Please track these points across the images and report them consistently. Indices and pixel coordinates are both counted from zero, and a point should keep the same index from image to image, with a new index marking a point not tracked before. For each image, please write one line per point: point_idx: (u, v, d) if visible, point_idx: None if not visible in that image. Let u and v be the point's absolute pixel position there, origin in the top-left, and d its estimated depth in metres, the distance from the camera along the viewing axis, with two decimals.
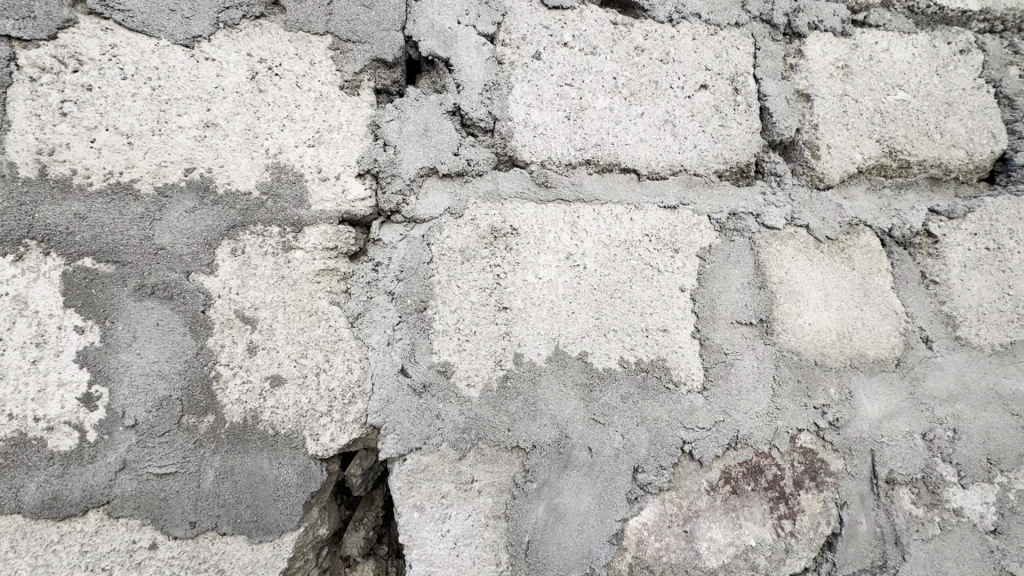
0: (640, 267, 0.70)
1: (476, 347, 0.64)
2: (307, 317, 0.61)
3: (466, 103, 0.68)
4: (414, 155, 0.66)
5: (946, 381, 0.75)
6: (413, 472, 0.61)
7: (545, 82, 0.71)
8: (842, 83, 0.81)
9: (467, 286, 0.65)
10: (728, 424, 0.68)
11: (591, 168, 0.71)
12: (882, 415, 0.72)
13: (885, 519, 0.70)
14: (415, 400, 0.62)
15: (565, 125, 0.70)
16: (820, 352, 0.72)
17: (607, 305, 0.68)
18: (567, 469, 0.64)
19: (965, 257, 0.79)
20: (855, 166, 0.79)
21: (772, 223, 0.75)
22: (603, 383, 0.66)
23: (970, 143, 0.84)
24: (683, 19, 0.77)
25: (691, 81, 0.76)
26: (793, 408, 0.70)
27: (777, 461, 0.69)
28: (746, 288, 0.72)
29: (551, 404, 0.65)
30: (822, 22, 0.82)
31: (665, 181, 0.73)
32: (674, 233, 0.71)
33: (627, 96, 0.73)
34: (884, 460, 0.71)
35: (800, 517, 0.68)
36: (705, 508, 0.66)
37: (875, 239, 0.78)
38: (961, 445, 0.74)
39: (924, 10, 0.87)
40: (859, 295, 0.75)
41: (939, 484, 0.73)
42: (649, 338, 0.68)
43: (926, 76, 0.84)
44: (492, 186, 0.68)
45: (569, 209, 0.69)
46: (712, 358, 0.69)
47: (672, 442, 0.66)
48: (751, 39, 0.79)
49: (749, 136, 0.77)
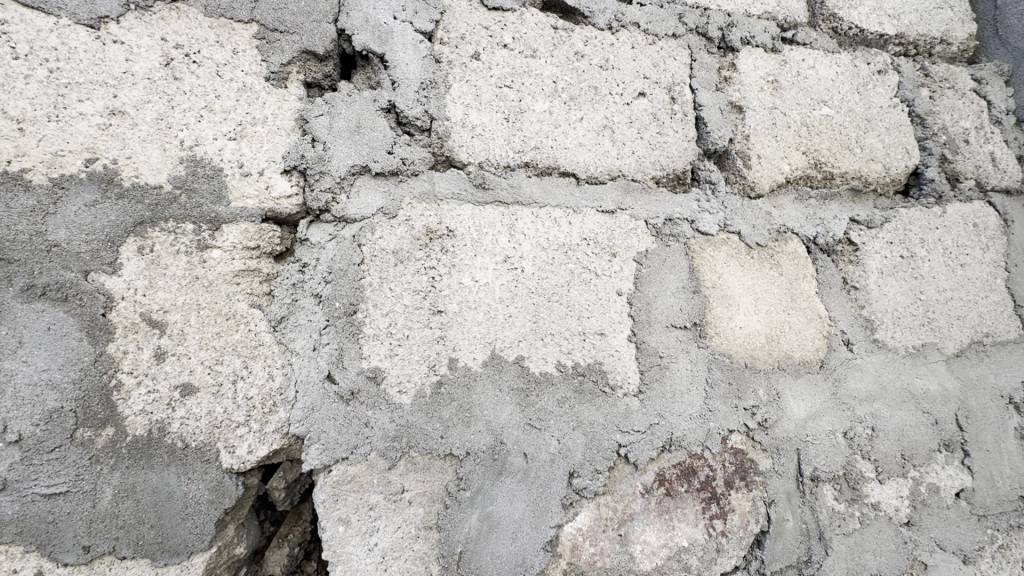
0: (578, 271, 0.70)
1: (409, 352, 0.62)
2: (224, 321, 0.57)
3: (401, 101, 0.66)
4: (344, 152, 0.63)
5: (865, 382, 0.79)
6: (339, 483, 0.58)
7: (483, 83, 0.70)
8: (772, 96, 0.84)
9: (399, 289, 0.63)
10: (663, 426, 0.69)
11: (530, 171, 0.71)
12: (807, 415, 0.75)
13: (810, 516, 0.73)
14: (342, 408, 0.59)
15: (504, 126, 0.70)
16: (750, 355, 0.74)
17: (544, 309, 0.67)
18: (502, 476, 0.62)
19: (883, 265, 0.84)
20: (783, 176, 0.82)
21: (706, 229, 0.77)
22: (539, 388, 0.66)
23: (887, 157, 0.89)
24: (622, 27, 0.78)
25: (630, 88, 0.77)
26: (725, 410, 0.72)
27: (710, 462, 0.70)
28: (681, 292, 0.73)
29: (486, 410, 0.63)
30: (753, 38, 0.85)
31: (604, 185, 0.74)
32: (612, 237, 0.72)
33: (567, 100, 0.73)
34: (808, 458, 0.74)
35: (730, 517, 0.70)
36: (640, 511, 0.67)
37: (802, 247, 0.81)
38: (879, 442, 0.78)
39: (846, 33, 0.93)
40: (786, 300, 0.78)
41: (859, 480, 0.76)
42: (586, 341, 0.68)
43: (848, 94, 0.89)
44: (428, 186, 0.66)
45: (507, 212, 0.68)
46: (648, 361, 0.70)
47: (607, 446, 0.66)
48: (687, 50, 0.82)
49: (685, 144, 0.79)
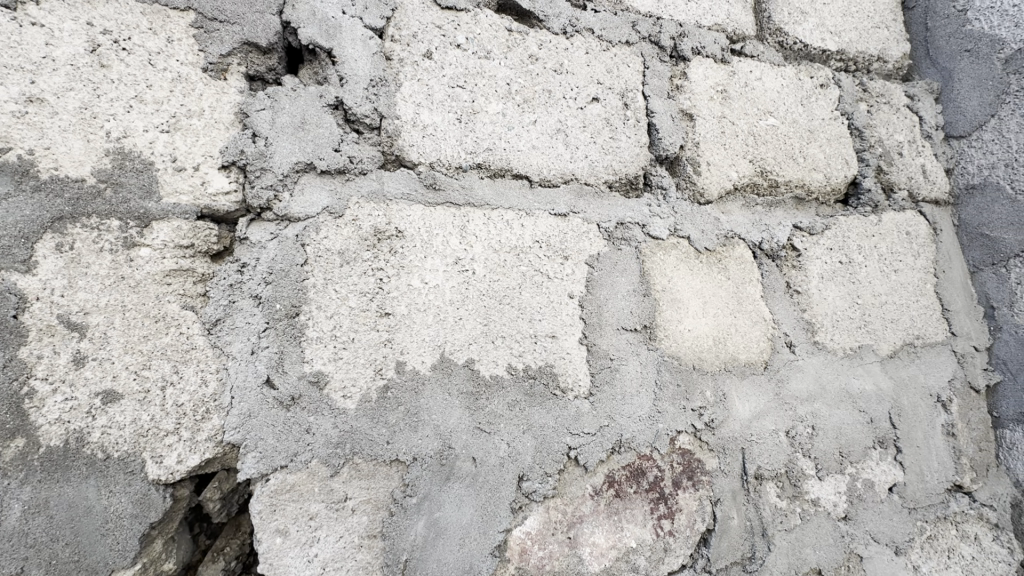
0: (530, 273, 0.70)
1: (354, 355, 0.60)
2: (152, 323, 0.54)
3: (349, 97, 0.64)
4: (288, 148, 0.61)
5: (806, 382, 0.82)
6: (277, 492, 0.56)
7: (435, 82, 0.69)
8: (721, 106, 0.87)
9: (345, 290, 0.61)
10: (613, 428, 0.69)
11: (483, 172, 0.70)
12: (751, 415, 0.78)
13: (754, 513, 0.75)
14: (281, 414, 0.57)
15: (456, 127, 0.69)
16: (698, 357, 0.76)
17: (495, 312, 0.67)
18: (450, 481, 0.61)
19: (823, 270, 0.88)
20: (731, 183, 0.85)
21: (656, 234, 0.78)
22: (489, 391, 0.65)
23: (828, 167, 0.93)
24: (577, 33, 0.79)
25: (584, 93, 0.78)
26: (673, 411, 0.73)
27: (658, 463, 0.71)
28: (632, 295, 0.74)
29: (434, 414, 0.62)
30: (703, 49, 0.88)
31: (557, 188, 0.74)
32: (564, 240, 0.72)
33: (520, 102, 0.73)
34: (753, 457, 0.76)
35: (677, 516, 0.71)
36: (589, 513, 0.67)
37: (748, 252, 0.84)
38: (819, 440, 0.81)
39: (791, 47, 0.97)
40: (733, 303, 0.80)
41: (800, 477, 0.79)
42: (537, 344, 0.68)
43: (792, 105, 0.93)
44: (376, 186, 0.65)
45: (458, 213, 0.68)
46: (599, 363, 0.70)
47: (557, 448, 0.66)
48: (640, 58, 0.83)
49: (637, 150, 0.80)
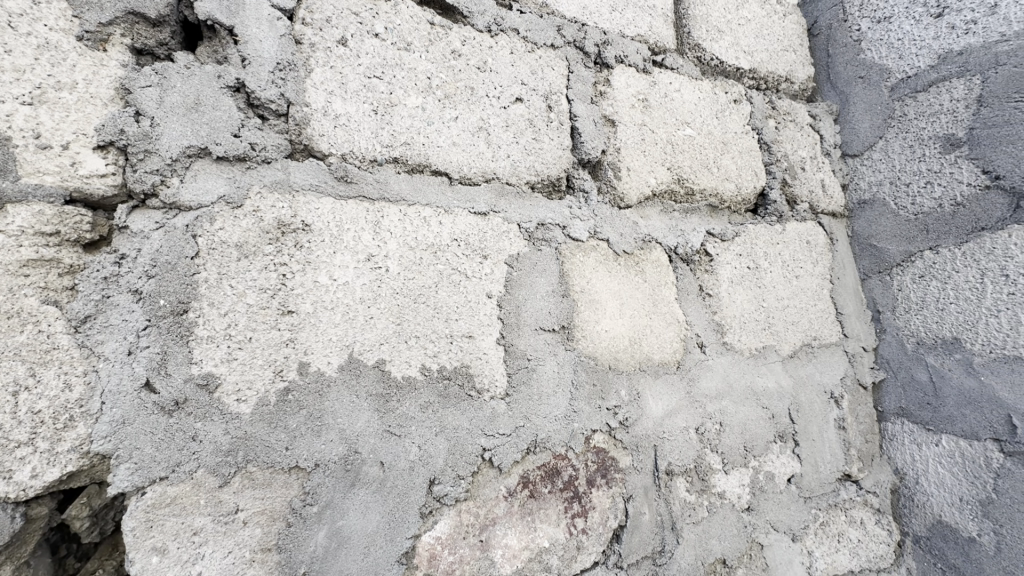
0: (447, 272, 0.68)
1: (251, 355, 0.56)
2: (4, 320, 0.47)
3: (252, 80, 0.60)
4: (178, 130, 0.56)
5: (715, 381, 0.86)
6: (155, 507, 0.51)
7: (350, 71, 0.66)
8: (642, 114, 0.90)
9: (242, 286, 0.57)
10: (528, 428, 0.69)
11: (400, 167, 0.68)
12: (664, 413, 0.80)
13: (664, 507, 0.78)
14: (162, 421, 0.52)
15: (371, 119, 0.66)
16: (614, 357, 0.77)
17: (409, 311, 0.65)
18: (354, 488, 0.59)
19: (733, 274, 0.93)
20: (649, 189, 0.88)
21: (576, 235, 0.79)
22: (401, 393, 0.63)
23: (739, 178, 0.99)
24: (501, 32, 0.79)
25: (507, 93, 0.78)
26: (588, 410, 0.74)
27: (573, 462, 0.72)
28: (551, 296, 0.75)
29: (339, 417, 0.59)
30: (626, 58, 0.90)
31: (477, 187, 0.73)
32: (483, 238, 0.72)
33: (441, 98, 0.72)
34: (664, 453, 0.79)
35: (590, 514, 0.72)
36: (502, 515, 0.66)
37: (664, 256, 0.87)
38: (726, 435, 0.85)
39: (708, 62, 1.02)
40: (649, 304, 0.83)
41: (708, 472, 0.83)
42: (453, 344, 0.67)
43: (708, 118, 0.98)
44: (281, 176, 0.61)
45: (372, 208, 0.65)
46: (516, 363, 0.70)
47: (471, 450, 0.65)
48: (565, 62, 0.84)
49: (559, 152, 0.81)
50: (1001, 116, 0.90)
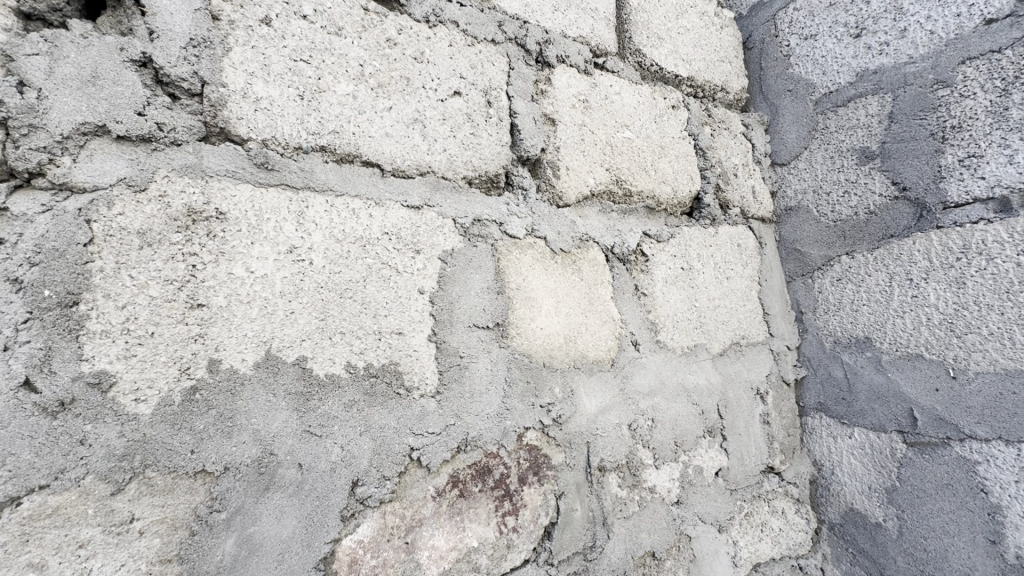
0: (377, 266, 0.66)
1: (153, 351, 0.52)
2: None
3: (160, 55, 0.56)
4: (71, 104, 0.51)
5: (648, 378, 0.88)
6: (32, 519, 0.46)
7: (273, 52, 0.62)
8: (582, 114, 0.91)
9: (144, 276, 0.52)
10: (459, 427, 0.68)
11: (327, 156, 0.65)
12: (597, 410, 0.81)
13: (596, 503, 0.79)
14: (44, 424, 0.47)
15: (296, 104, 0.63)
16: (549, 355, 0.78)
17: (334, 306, 0.62)
18: (268, 492, 0.56)
19: (667, 274, 0.95)
20: (588, 189, 0.89)
21: (513, 233, 0.79)
22: (323, 392, 0.60)
23: (676, 181, 1.02)
24: (440, 23, 0.78)
25: (445, 86, 0.76)
26: (521, 408, 0.74)
27: (505, 460, 0.72)
28: (485, 292, 0.74)
29: (253, 417, 0.56)
30: (567, 58, 0.91)
31: (411, 180, 0.71)
32: (416, 233, 0.70)
33: (374, 87, 0.70)
34: (597, 450, 0.80)
35: (521, 512, 0.72)
36: (429, 516, 0.65)
37: (601, 255, 0.88)
38: (657, 431, 0.88)
39: (648, 68, 1.04)
40: (585, 303, 0.84)
41: (640, 467, 0.84)
42: (381, 341, 0.65)
43: (647, 122, 1.00)
44: (193, 160, 0.57)
45: (295, 197, 0.62)
46: (447, 361, 0.69)
47: (397, 450, 0.64)
48: (505, 58, 0.84)
49: (498, 148, 0.80)
50: (908, 132, 0.96)
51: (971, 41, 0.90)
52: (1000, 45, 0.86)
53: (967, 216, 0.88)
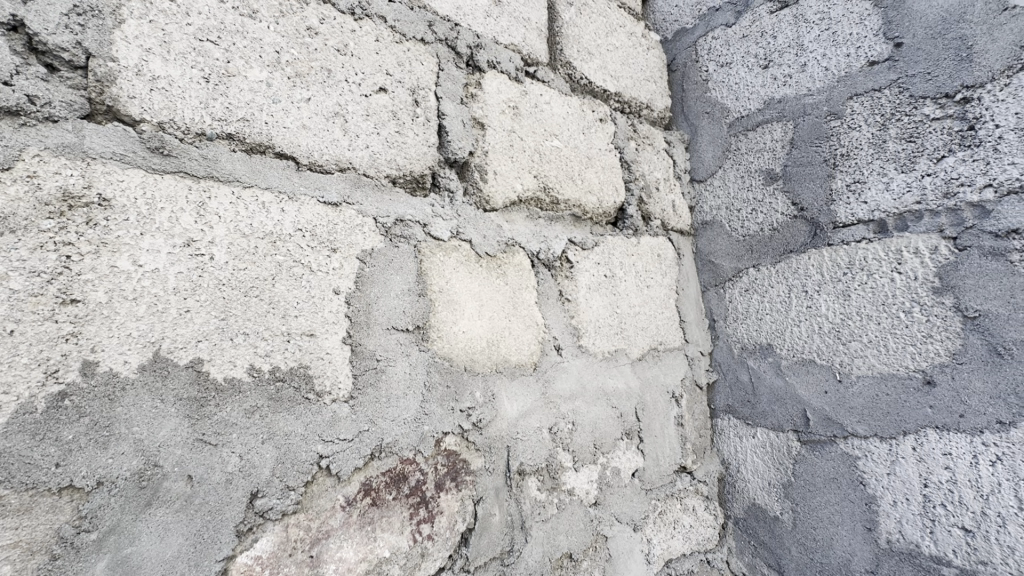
0: (288, 264, 0.62)
1: (12, 352, 0.46)
2: None
3: (36, 21, 0.51)
4: None
5: (569, 382, 0.90)
6: None
7: (175, 29, 0.58)
8: (512, 121, 0.92)
9: (4, 266, 0.46)
10: (373, 433, 0.66)
11: (235, 145, 0.61)
12: (519, 413, 0.82)
13: (515, 507, 0.79)
14: None
15: (201, 86, 0.59)
16: (470, 358, 0.77)
17: (237, 305, 0.58)
18: (150, 508, 0.51)
19: (591, 281, 0.98)
20: (515, 194, 0.89)
21: (437, 234, 0.78)
22: (220, 397, 0.56)
23: (601, 192, 1.05)
24: (367, 17, 0.76)
25: (369, 81, 0.74)
26: (440, 413, 0.73)
27: (421, 466, 0.70)
28: (406, 294, 0.72)
29: (135, 425, 0.51)
30: (498, 64, 0.92)
31: (329, 175, 0.68)
32: (332, 231, 0.67)
33: (292, 76, 0.66)
34: (517, 454, 0.80)
35: (437, 519, 0.71)
36: (338, 527, 0.62)
37: (527, 260, 0.89)
38: (577, 434, 0.90)
39: (578, 80, 1.08)
40: (509, 307, 0.84)
41: (559, 470, 0.86)
42: (290, 343, 0.61)
43: (575, 132, 1.03)
44: (72, 139, 0.52)
45: (196, 186, 0.58)
46: (362, 365, 0.66)
47: (304, 458, 0.60)
48: (435, 58, 0.83)
49: (424, 149, 0.79)
50: (806, 158, 1.06)
51: (857, 79, 1.00)
52: (880, 85, 0.97)
53: (852, 235, 0.98)
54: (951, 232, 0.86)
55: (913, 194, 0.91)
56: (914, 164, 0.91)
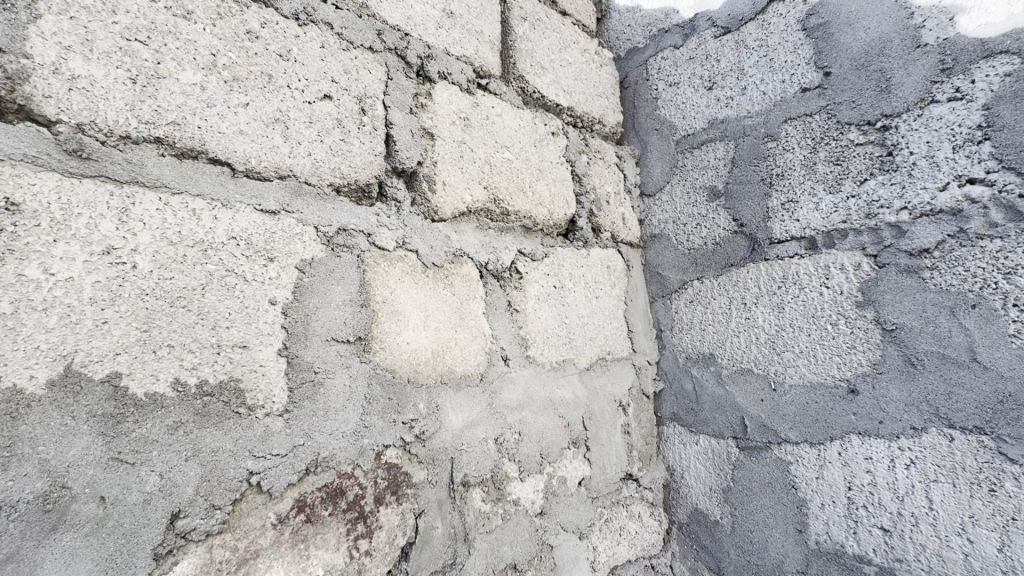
0: (220, 274, 0.60)
1: None
2: None
3: None
4: None
5: (516, 392, 0.91)
6: None
7: (98, 27, 0.56)
8: (462, 132, 0.92)
9: None
10: (309, 447, 0.64)
11: (164, 149, 0.59)
12: (463, 425, 0.82)
13: (458, 519, 0.78)
14: None
15: (127, 87, 0.57)
16: (414, 370, 0.76)
17: (161, 316, 0.56)
18: (56, 533, 0.48)
19: (540, 292, 0.99)
20: (465, 205, 0.90)
21: (382, 245, 0.77)
22: (140, 412, 0.53)
23: (552, 204, 1.07)
24: (312, 23, 0.75)
25: (313, 87, 0.73)
26: (381, 425, 0.72)
27: (360, 480, 0.69)
28: (347, 305, 0.71)
29: (41, 445, 0.48)
30: (449, 75, 0.92)
31: (267, 183, 0.67)
32: (269, 239, 0.65)
33: (229, 79, 0.65)
34: (461, 465, 0.80)
35: (376, 534, 0.69)
36: (268, 546, 0.60)
37: (475, 271, 0.90)
38: (523, 444, 0.90)
39: (531, 94, 1.09)
40: (455, 318, 0.84)
41: (504, 481, 0.86)
42: (221, 355, 0.59)
43: (527, 145, 1.05)
44: None
45: (118, 191, 0.55)
46: (299, 377, 0.65)
47: (232, 475, 0.58)
48: (383, 67, 0.83)
49: (371, 157, 0.78)
50: (746, 176, 1.11)
51: (791, 104, 1.06)
52: (811, 110, 1.03)
53: (786, 251, 1.03)
54: (872, 250, 0.92)
55: (840, 214, 0.97)
56: (841, 185, 0.97)
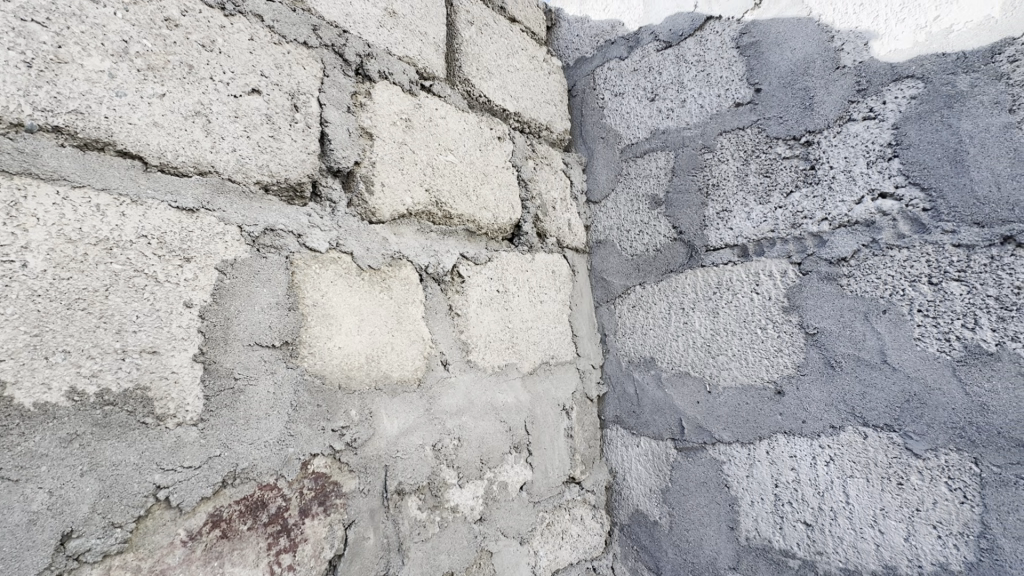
0: (127, 274, 0.56)
1: None
2: None
3: None
4: None
5: (456, 398, 0.90)
6: None
7: None
8: (403, 133, 0.90)
9: None
10: (226, 458, 0.61)
11: (64, 139, 0.55)
12: (399, 431, 0.80)
13: (392, 529, 0.76)
14: None
15: (20, 71, 0.53)
16: (346, 376, 0.74)
17: (56, 319, 0.52)
18: None
19: (482, 296, 0.99)
20: (404, 208, 0.88)
21: (314, 246, 0.74)
22: (27, 425, 0.49)
23: (497, 209, 1.07)
24: (240, 14, 0.72)
25: (240, 80, 0.70)
26: (309, 434, 0.69)
27: (284, 492, 0.66)
28: (273, 308, 0.68)
29: None
30: (390, 75, 0.91)
31: (185, 179, 0.63)
32: (186, 238, 0.62)
33: (142, 68, 0.61)
34: (395, 473, 0.78)
35: (300, 547, 0.67)
36: (176, 565, 0.57)
37: (415, 274, 0.88)
38: (463, 450, 0.89)
39: (477, 98, 1.09)
40: (392, 322, 0.82)
41: (441, 488, 0.85)
42: (126, 361, 0.55)
43: (471, 148, 1.04)
44: None
45: (7, 183, 0.51)
46: (217, 385, 0.61)
47: (136, 490, 0.55)
48: (319, 64, 0.80)
49: (303, 156, 0.76)
50: (684, 185, 1.15)
51: (726, 117, 1.11)
52: (744, 124, 1.08)
53: (720, 258, 1.07)
54: (796, 258, 0.97)
55: (768, 223, 1.02)
56: (770, 196, 1.02)
